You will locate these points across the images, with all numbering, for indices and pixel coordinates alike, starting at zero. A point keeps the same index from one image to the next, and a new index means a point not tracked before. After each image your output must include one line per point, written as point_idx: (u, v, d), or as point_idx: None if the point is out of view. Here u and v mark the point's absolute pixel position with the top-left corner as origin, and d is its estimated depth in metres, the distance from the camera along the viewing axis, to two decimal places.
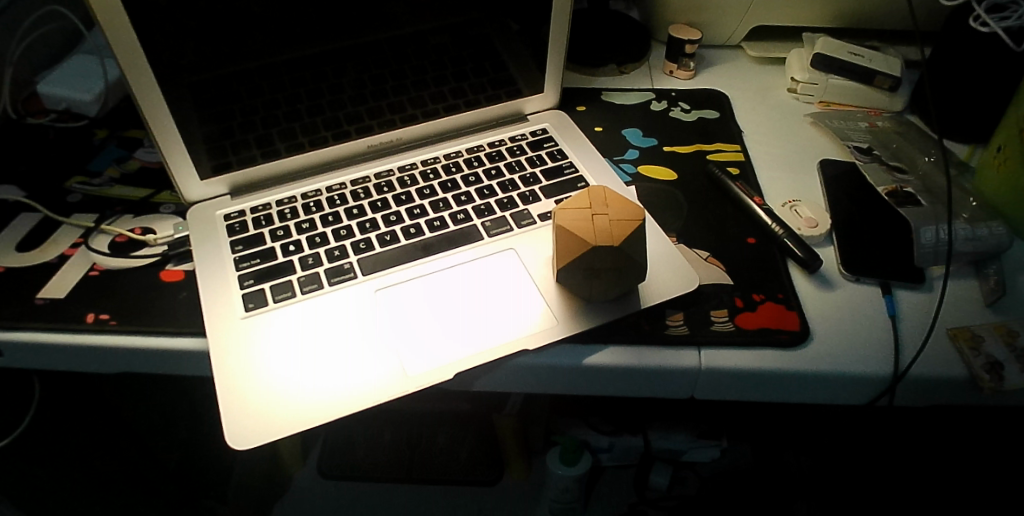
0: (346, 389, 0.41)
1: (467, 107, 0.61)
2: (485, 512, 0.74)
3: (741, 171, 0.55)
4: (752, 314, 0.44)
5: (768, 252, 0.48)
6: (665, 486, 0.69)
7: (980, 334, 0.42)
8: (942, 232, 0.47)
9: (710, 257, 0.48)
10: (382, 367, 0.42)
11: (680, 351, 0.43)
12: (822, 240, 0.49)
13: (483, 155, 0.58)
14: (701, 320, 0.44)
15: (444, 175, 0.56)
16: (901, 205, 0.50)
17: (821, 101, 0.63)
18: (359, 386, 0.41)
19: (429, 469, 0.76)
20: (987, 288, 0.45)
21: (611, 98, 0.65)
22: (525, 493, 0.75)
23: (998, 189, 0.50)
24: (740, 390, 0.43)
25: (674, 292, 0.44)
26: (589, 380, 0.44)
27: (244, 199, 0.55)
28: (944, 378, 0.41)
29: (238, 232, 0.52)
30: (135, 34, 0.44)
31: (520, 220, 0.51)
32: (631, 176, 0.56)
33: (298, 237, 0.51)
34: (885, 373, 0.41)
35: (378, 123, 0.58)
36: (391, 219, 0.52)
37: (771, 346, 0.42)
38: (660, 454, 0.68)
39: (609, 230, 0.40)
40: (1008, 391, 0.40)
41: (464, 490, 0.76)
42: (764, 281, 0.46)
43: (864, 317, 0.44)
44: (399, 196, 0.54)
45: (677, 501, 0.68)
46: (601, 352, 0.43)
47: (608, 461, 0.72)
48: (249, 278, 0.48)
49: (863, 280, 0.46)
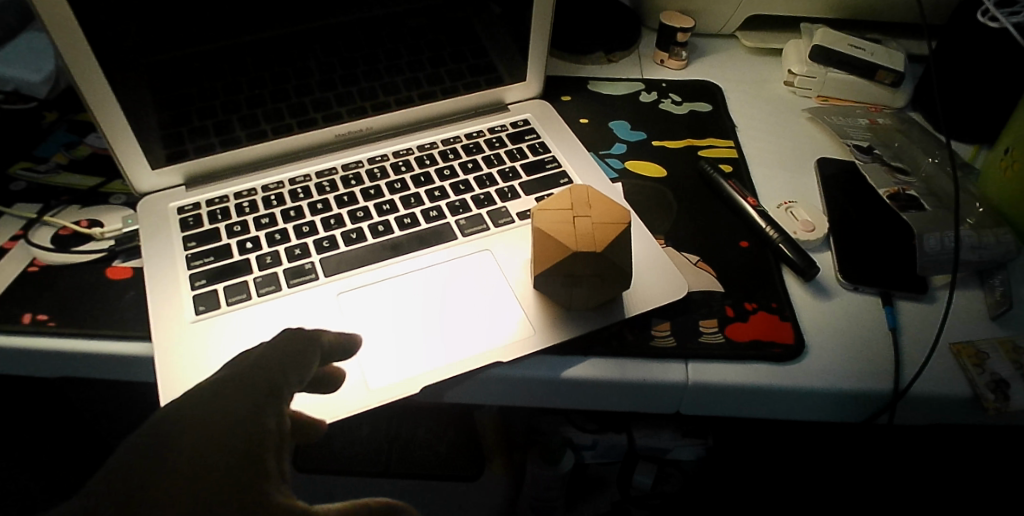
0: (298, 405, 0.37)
1: (444, 95, 0.57)
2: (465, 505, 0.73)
3: (734, 169, 0.52)
4: (743, 325, 0.41)
5: (761, 257, 0.45)
6: (648, 486, 0.64)
7: (984, 350, 0.38)
8: (948, 240, 0.42)
9: (700, 262, 0.45)
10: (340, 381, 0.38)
11: (666, 365, 0.40)
12: (819, 244, 0.45)
13: (460, 147, 0.54)
14: (688, 330, 0.41)
15: (417, 167, 0.52)
16: (904, 209, 0.46)
17: (819, 96, 0.60)
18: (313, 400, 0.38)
19: (407, 463, 0.71)
20: (992, 300, 0.41)
21: (599, 88, 0.61)
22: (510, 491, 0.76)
23: (1003, 192, 0.45)
24: (729, 407, 0.40)
25: (660, 300, 0.41)
26: (568, 394, 0.41)
27: (200, 191, 0.51)
28: (945, 398, 0.37)
29: (192, 227, 0.48)
30: (73, 11, 0.40)
31: (497, 218, 0.48)
32: (618, 172, 0.53)
33: (256, 234, 0.47)
34: (885, 390, 0.37)
35: (347, 110, 0.54)
36: (358, 215, 0.48)
37: (762, 360, 0.39)
38: (643, 453, 0.62)
39: (592, 234, 0.37)
40: (1014, 412, 0.36)
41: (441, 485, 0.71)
42: (756, 289, 0.43)
43: (863, 327, 0.40)
44: (367, 190, 0.50)
45: (661, 498, 0.65)
46: (579, 365, 0.40)
47: (591, 458, 0.66)
48: (201, 278, 0.44)
49: (862, 289, 0.42)
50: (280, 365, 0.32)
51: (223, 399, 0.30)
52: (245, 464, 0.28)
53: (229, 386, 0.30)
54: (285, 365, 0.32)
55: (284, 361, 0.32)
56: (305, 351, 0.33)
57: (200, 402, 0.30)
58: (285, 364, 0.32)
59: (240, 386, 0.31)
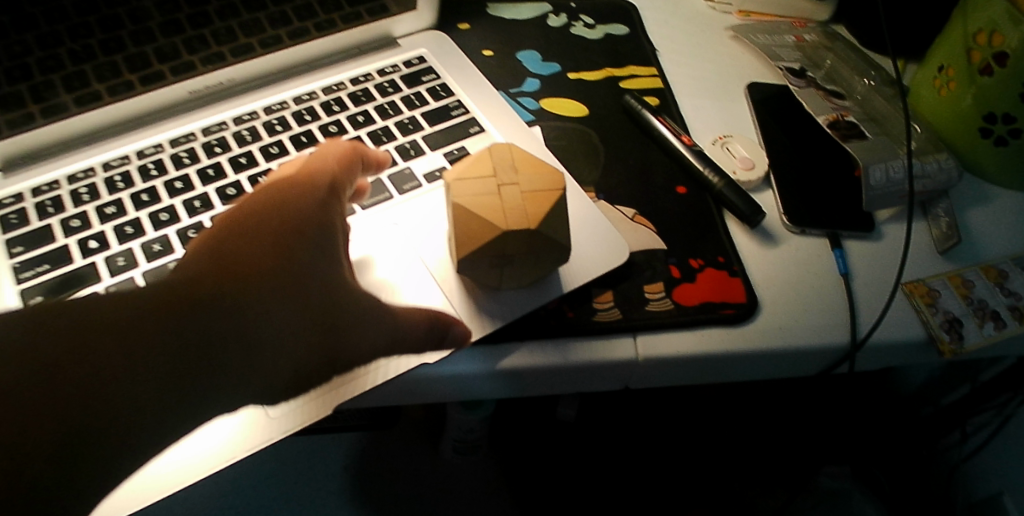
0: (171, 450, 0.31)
1: (319, 32, 0.47)
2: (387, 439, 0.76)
3: (661, 101, 0.47)
4: (691, 286, 0.37)
5: (700, 203, 0.41)
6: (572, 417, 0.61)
7: (935, 287, 0.37)
8: (893, 170, 0.40)
9: (637, 215, 0.40)
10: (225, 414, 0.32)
11: (612, 341, 0.35)
12: (758, 184, 0.42)
13: (345, 97, 0.45)
14: (633, 298, 0.37)
15: (296, 126, 0.43)
16: (847, 139, 0.43)
17: (740, 11, 0.54)
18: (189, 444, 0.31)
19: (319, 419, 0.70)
20: (940, 232, 0.39)
21: (499, 12, 0.53)
22: (423, 431, 0.77)
23: (939, 112, 0.43)
24: (681, 377, 0.36)
25: (598, 267, 0.36)
26: (507, 385, 0.36)
27: (21, 177, 0.40)
28: (902, 344, 0.35)
29: (15, 227, 0.37)
30: None
31: (401, 183, 0.40)
32: (534, 114, 0.46)
33: (101, 229, 0.37)
34: (841, 343, 0.35)
35: (201, 59, 0.44)
36: (228, 194, 0.39)
37: (714, 324, 0.36)
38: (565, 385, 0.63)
39: (523, 208, 0.32)
40: (967, 351, 0.35)
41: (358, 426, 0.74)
42: (700, 242, 0.39)
43: (813, 273, 0.38)
44: (237, 159, 0.41)
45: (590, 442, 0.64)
46: (517, 352, 0.35)
47: None
48: (35, 295, 0.34)
49: (809, 231, 0.39)
50: (334, 167, 0.35)
51: (285, 203, 0.33)
52: (322, 243, 0.32)
53: (297, 184, 0.34)
54: (337, 167, 0.35)
55: (332, 170, 0.35)
56: (352, 158, 0.36)
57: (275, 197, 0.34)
58: (336, 165, 0.36)
59: (302, 190, 0.34)
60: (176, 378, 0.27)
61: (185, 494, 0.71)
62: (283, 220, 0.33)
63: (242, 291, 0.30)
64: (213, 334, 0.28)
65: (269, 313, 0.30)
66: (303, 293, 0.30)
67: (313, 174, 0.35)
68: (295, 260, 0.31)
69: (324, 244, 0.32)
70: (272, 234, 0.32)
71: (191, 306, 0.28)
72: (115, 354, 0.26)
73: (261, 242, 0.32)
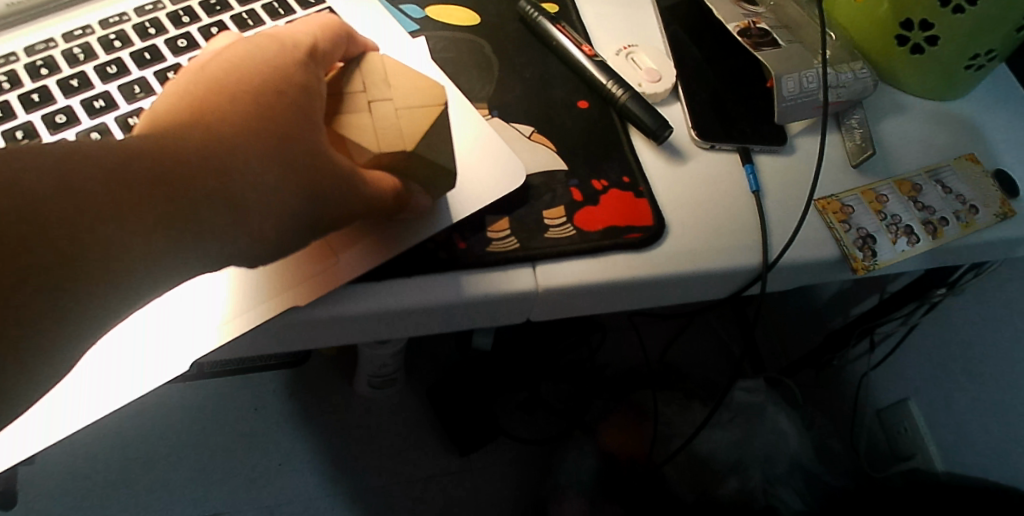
0: (46, 409, 0.25)
1: None
2: (301, 388, 0.70)
3: (561, 8, 0.42)
4: (595, 210, 0.34)
5: (604, 119, 0.37)
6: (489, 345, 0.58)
7: (847, 203, 0.35)
8: (807, 80, 0.38)
9: (534, 133, 0.36)
10: (108, 361, 0.26)
11: (512, 272, 0.32)
12: (665, 97, 0.39)
13: (197, 6, 0.36)
14: (531, 224, 0.33)
15: (139, 41, 0.34)
16: (760, 48, 0.39)
17: None
18: (67, 398, 0.26)
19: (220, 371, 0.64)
20: (853, 146, 0.38)
21: None
22: (339, 367, 0.72)
23: (856, 20, 0.41)
24: (590, 305, 0.34)
25: (492, 192, 0.33)
26: (397, 324, 0.32)
27: None
28: (815, 262, 0.34)
29: None
30: None
31: None
32: (419, 23, 0.40)
33: None
34: (754, 265, 0.33)
35: None
36: (57, 122, 0.31)
37: (621, 250, 0.33)
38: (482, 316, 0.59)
39: (397, 126, 0.27)
40: (879, 268, 0.34)
41: (269, 377, 0.70)
42: (604, 162, 0.36)
43: (724, 192, 0.35)
44: (67, 81, 0.32)
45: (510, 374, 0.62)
46: (405, 288, 0.31)
47: None
48: None
49: (719, 146, 0.37)
50: (321, 31, 0.29)
51: (265, 56, 0.27)
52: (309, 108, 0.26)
53: (272, 42, 0.28)
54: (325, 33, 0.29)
55: (316, 32, 0.28)
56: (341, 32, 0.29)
57: (250, 52, 0.27)
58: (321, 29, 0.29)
59: (275, 47, 0.27)
60: (143, 236, 0.22)
61: (78, 450, 0.64)
62: (263, 73, 0.26)
63: (226, 154, 0.24)
64: (186, 180, 0.23)
65: (264, 187, 0.24)
66: (299, 167, 0.25)
67: (292, 32, 0.28)
68: (279, 118, 0.25)
69: (310, 110, 0.26)
70: (256, 93, 0.26)
71: (175, 167, 0.23)
72: (74, 211, 0.20)
73: (237, 93, 0.25)
